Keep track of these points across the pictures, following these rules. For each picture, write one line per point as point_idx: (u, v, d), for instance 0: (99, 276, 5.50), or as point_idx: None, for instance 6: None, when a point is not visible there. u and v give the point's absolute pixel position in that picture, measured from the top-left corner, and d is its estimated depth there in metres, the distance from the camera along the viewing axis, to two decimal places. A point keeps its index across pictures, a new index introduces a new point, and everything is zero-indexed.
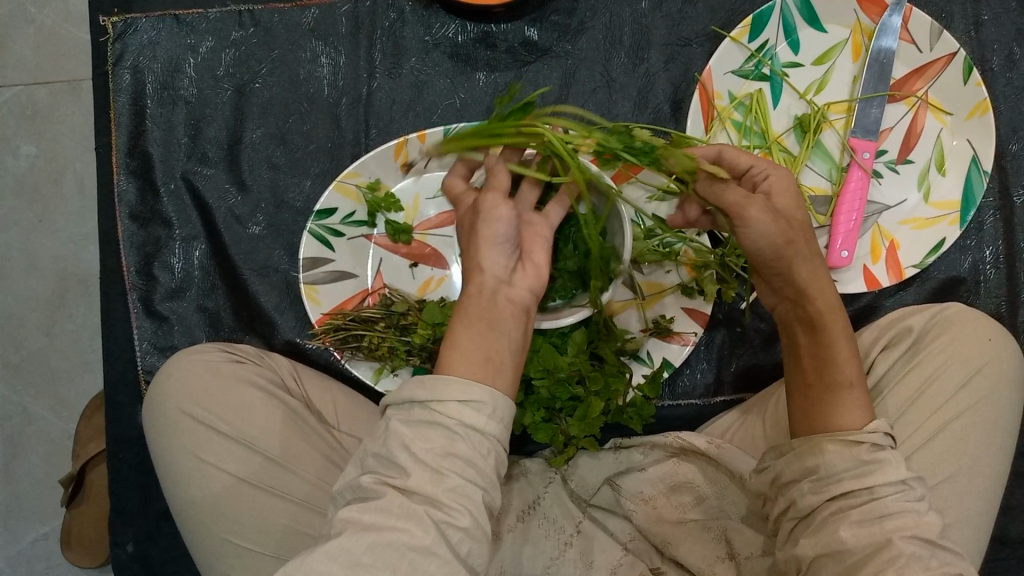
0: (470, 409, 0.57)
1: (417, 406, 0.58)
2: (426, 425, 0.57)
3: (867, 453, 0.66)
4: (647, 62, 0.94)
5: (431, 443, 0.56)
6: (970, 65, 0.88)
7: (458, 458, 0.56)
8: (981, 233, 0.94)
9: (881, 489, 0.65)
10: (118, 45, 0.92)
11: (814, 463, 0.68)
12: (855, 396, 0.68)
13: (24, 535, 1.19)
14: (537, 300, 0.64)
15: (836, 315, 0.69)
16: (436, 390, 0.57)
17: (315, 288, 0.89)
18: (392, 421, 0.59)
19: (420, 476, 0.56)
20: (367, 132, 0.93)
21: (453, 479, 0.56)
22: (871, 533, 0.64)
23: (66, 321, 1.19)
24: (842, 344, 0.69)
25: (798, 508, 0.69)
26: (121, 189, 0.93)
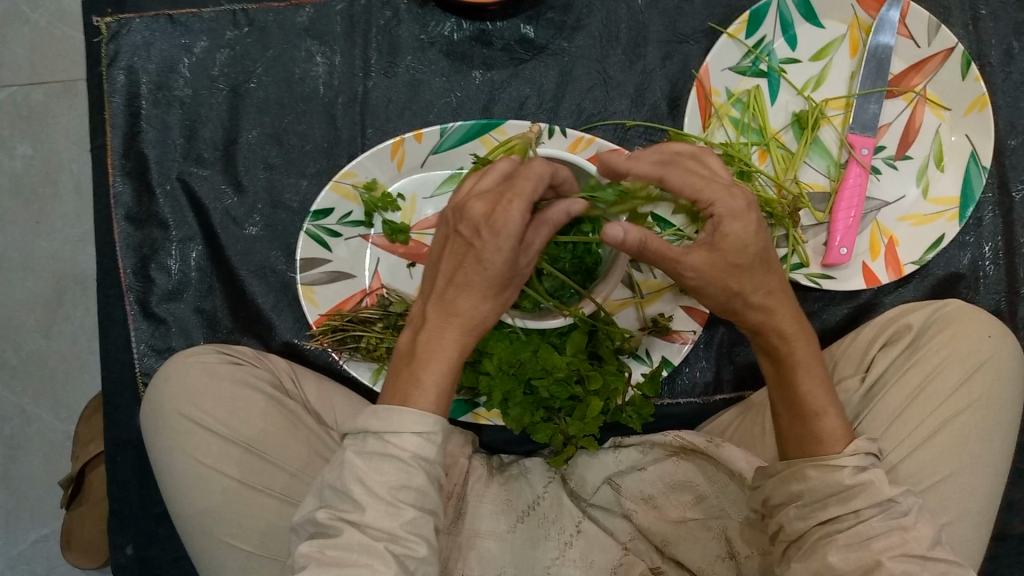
0: (422, 439, 0.60)
1: (371, 437, 0.61)
2: (378, 456, 0.60)
3: (850, 477, 0.66)
4: (644, 59, 0.93)
5: (385, 477, 0.59)
6: (968, 59, 0.87)
7: (412, 489, 0.59)
8: (979, 229, 0.93)
9: (867, 511, 0.65)
10: (112, 46, 0.92)
11: (798, 488, 0.68)
12: (826, 415, 0.68)
13: (24, 536, 1.19)
14: (465, 306, 0.62)
15: (801, 345, 0.69)
16: (389, 421, 0.60)
17: (313, 289, 0.89)
18: (347, 453, 0.61)
19: (375, 512, 0.59)
20: (364, 132, 0.93)
21: (409, 510, 0.59)
22: (861, 557, 0.64)
23: (64, 322, 1.19)
24: (812, 372, 0.69)
25: (787, 530, 0.69)
26: (117, 190, 0.92)
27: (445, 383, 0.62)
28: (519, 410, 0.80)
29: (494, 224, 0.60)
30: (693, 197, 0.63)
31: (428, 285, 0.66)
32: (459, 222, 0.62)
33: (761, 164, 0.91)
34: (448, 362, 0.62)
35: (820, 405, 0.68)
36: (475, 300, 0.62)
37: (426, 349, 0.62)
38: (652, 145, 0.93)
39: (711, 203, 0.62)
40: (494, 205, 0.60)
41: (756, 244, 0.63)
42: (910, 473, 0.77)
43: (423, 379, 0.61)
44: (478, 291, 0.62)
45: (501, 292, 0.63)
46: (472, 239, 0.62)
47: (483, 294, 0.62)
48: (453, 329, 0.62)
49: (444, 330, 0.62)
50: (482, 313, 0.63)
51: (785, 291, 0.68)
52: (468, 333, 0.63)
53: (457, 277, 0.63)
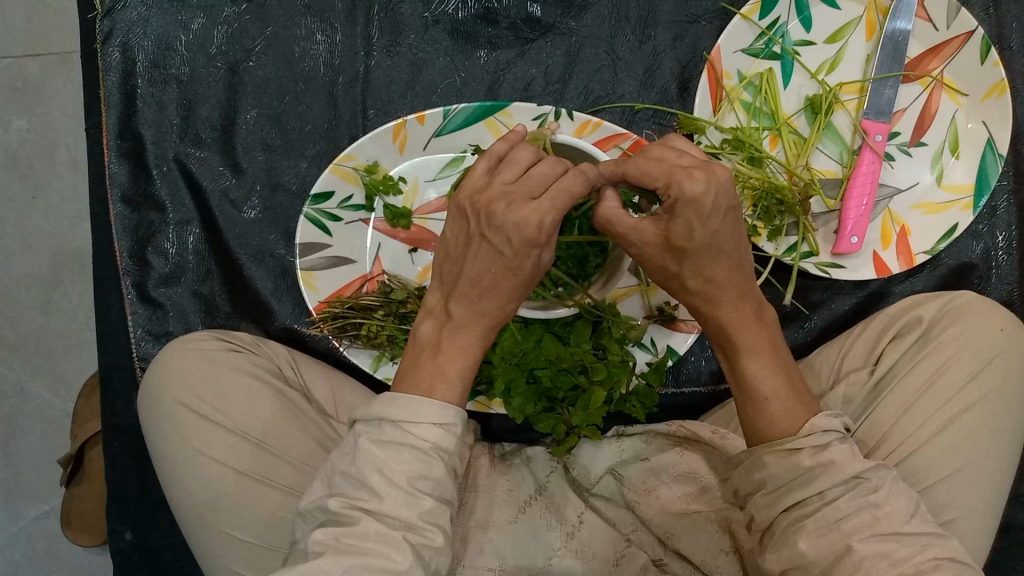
0: (442, 429, 0.60)
1: (388, 424, 0.59)
2: (395, 445, 0.59)
3: (809, 458, 0.63)
4: (654, 40, 0.90)
5: (404, 466, 0.58)
6: (988, 44, 0.84)
7: (430, 479, 0.58)
8: (993, 218, 0.91)
9: (831, 492, 0.62)
10: (107, 22, 0.89)
11: (761, 476, 0.66)
12: (773, 398, 0.66)
13: (23, 513, 1.19)
14: (491, 306, 0.62)
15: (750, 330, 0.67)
16: (410, 411, 0.59)
17: (313, 274, 0.87)
18: (360, 438, 0.60)
19: (393, 500, 0.57)
20: (365, 113, 0.91)
21: (427, 500, 0.58)
22: (831, 541, 0.62)
23: (62, 299, 1.17)
24: (762, 358, 0.66)
25: (758, 521, 0.68)
26: (112, 171, 0.90)
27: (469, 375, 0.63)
28: (521, 399, 0.78)
29: (525, 235, 0.59)
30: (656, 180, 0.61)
31: (449, 276, 0.64)
32: (487, 230, 0.60)
33: (772, 150, 0.89)
34: (471, 357, 0.63)
35: (768, 388, 0.66)
36: (501, 302, 0.62)
37: (451, 346, 0.63)
38: (661, 129, 0.91)
39: (668, 183, 0.60)
40: (524, 214, 0.59)
41: (703, 231, 0.61)
42: (919, 467, 0.76)
43: (448, 371, 0.62)
44: (506, 293, 0.62)
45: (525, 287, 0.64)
46: (500, 247, 0.60)
47: (509, 294, 0.62)
48: (478, 329, 0.63)
49: (469, 328, 0.63)
50: (507, 309, 0.63)
51: (734, 276, 0.65)
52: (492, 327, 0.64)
53: (483, 278, 0.61)
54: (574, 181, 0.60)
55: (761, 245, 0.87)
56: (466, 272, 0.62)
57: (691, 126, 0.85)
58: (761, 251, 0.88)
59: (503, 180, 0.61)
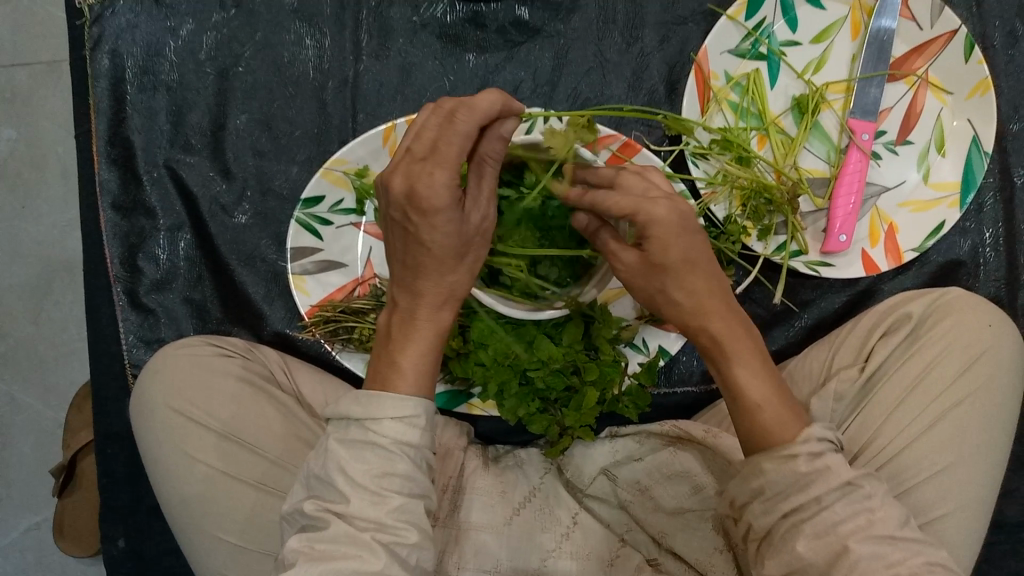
0: (404, 424, 0.59)
1: (354, 423, 0.60)
2: (360, 444, 0.59)
3: (805, 465, 0.62)
4: (642, 42, 0.91)
5: (368, 465, 0.58)
6: (972, 42, 0.85)
7: (396, 476, 0.58)
8: (980, 215, 0.92)
9: (828, 497, 0.62)
10: (96, 29, 0.89)
11: (757, 483, 0.64)
12: (768, 407, 0.64)
13: (16, 524, 1.18)
14: (428, 286, 0.61)
15: (736, 339, 0.66)
16: (369, 407, 0.59)
17: (304, 278, 0.88)
18: (331, 440, 0.61)
19: (359, 501, 0.58)
20: (355, 117, 0.91)
21: (395, 498, 0.58)
22: (826, 542, 0.61)
23: (53, 308, 1.17)
24: (754, 364, 0.65)
25: (755, 528, 0.66)
26: (103, 178, 0.90)
27: (428, 363, 0.62)
28: (513, 401, 0.79)
29: (418, 205, 0.57)
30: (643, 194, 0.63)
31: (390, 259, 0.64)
32: (389, 209, 0.59)
33: (760, 149, 0.89)
34: (427, 340, 0.62)
35: (762, 395, 0.64)
36: (436, 280, 0.61)
37: (401, 334, 0.62)
38: (650, 130, 0.91)
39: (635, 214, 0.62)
40: (412, 183, 0.56)
41: (677, 247, 0.63)
42: (911, 463, 0.77)
43: (402, 363, 0.61)
44: (440, 269, 0.60)
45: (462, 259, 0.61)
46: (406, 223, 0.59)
47: (442, 269, 0.60)
48: (425, 310, 0.62)
49: (417, 313, 0.62)
50: (448, 284, 0.61)
51: (712, 287, 0.66)
52: (441, 306, 0.62)
53: (415, 262, 0.61)
54: (456, 144, 0.55)
55: (751, 244, 0.88)
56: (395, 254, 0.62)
57: (681, 126, 0.84)
58: (750, 251, 0.89)
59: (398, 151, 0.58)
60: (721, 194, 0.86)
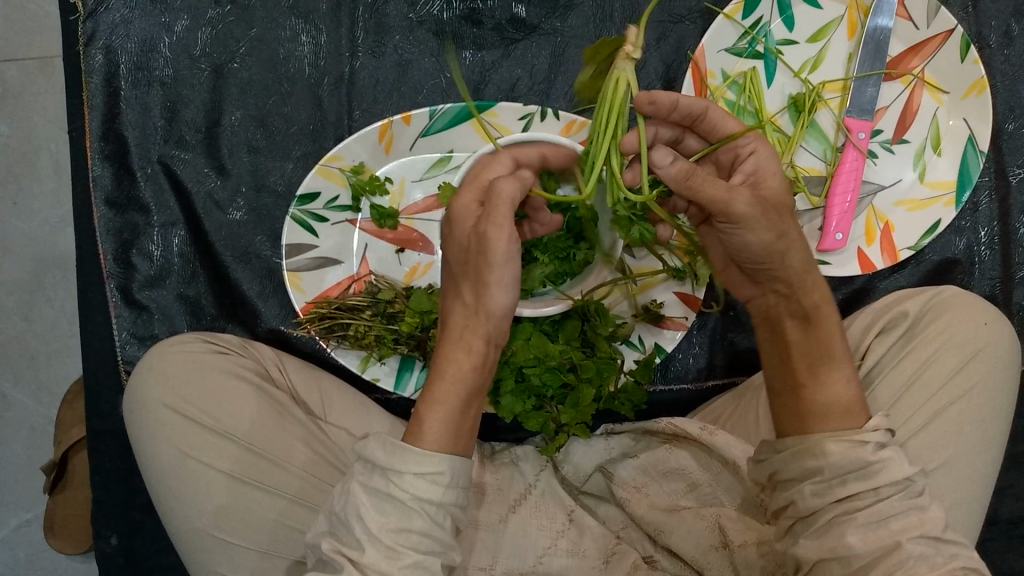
0: (427, 480, 0.57)
1: (377, 471, 0.58)
2: (381, 494, 0.57)
3: (871, 453, 0.62)
4: (638, 40, 0.91)
5: (386, 517, 0.57)
6: (967, 42, 0.85)
7: (413, 532, 0.57)
8: (976, 214, 0.92)
9: (885, 489, 0.62)
10: (90, 24, 0.88)
11: (815, 464, 0.64)
12: (847, 385, 0.66)
13: (7, 522, 1.18)
14: (466, 319, 0.61)
15: (828, 308, 0.67)
16: (393, 455, 0.57)
17: (299, 274, 0.87)
18: (353, 481, 0.59)
19: (374, 553, 0.56)
20: (351, 114, 0.91)
21: (409, 554, 0.56)
22: (880, 537, 0.61)
23: (44, 305, 1.16)
24: (836, 336, 0.67)
25: (799, 508, 0.65)
26: (96, 174, 0.89)
27: (448, 421, 0.59)
28: (511, 398, 0.78)
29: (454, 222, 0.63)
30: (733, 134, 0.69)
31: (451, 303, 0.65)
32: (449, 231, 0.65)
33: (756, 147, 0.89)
34: (461, 385, 0.60)
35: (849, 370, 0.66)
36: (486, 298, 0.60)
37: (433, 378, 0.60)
38: None
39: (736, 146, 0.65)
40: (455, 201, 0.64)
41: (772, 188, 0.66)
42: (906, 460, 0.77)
43: (424, 415, 0.59)
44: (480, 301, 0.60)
45: (480, 280, 0.60)
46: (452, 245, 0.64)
47: (482, 286, 0.60)
48: (461, 353, 0.60)
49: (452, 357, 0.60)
50: (480, 313, 0.60)
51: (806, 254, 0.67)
52: (459, 342, 0.60)
53: (476, 273, 0.60)
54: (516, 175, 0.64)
55: None
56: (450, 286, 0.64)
57: None
58: None
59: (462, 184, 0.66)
60: None
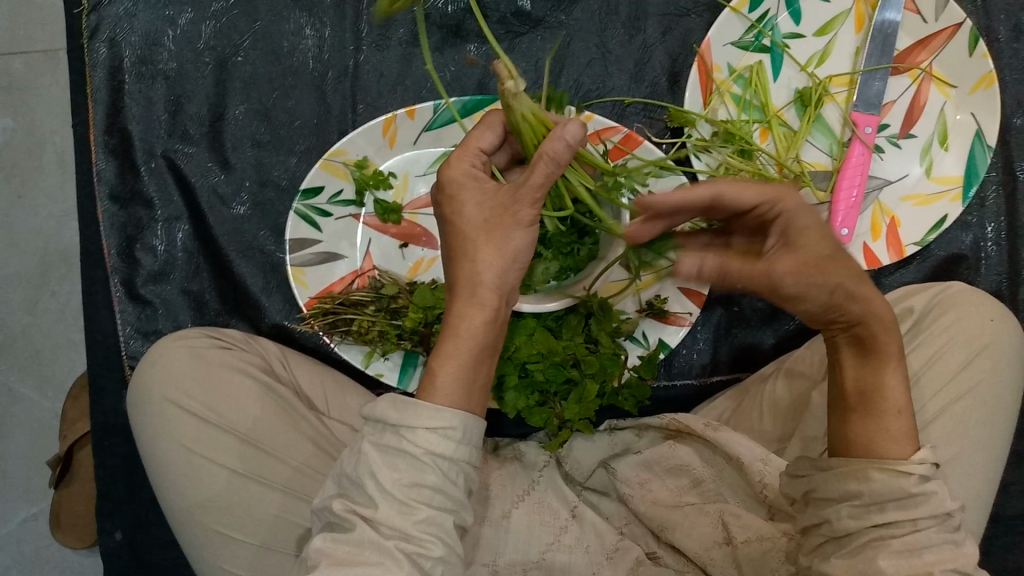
0: (439, 436, 0.57)
1: (388, 430, 0.58)
2: (393, 450, 0.57)
3: (914, 484, 0.62)
4: (643, 33, 0.90)
5: (398, 473, 0.57)
6: (976, 35, 0.85)
7: (425, 488, 0.57)
8: (982, 210, 0.92)
9: (923, 521, 0.62)
10: (93, 18, 0.88)
11: (856, 488, 0.64)
12: (898, 417, 0.65)
13: (13, 515, 1.18)
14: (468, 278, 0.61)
15: (890, 338, 0.66)
16: (404, 414, 0.57)
17: (303, 270, 0.87)
18: (364, 443, 0.59)
19: (387, 508, 0.56)
20: (354, 107, 0.90)
21: (422, 510, 0.57)
22: (913, 565, 0.61)
23: (49, 299, 1.16)
24: (892, 368, 0.66)
25: (832, 527, 0.65)
26: (99, 168, 0.89)
27: (461, 377, 0.59)
28: (514, 393, 0.79)
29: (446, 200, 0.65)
30: (754, 201, 0.59)
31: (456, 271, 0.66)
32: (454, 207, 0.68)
33: (762, 142, 0.89)
34: (470, 339, 0.60)
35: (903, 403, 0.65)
36: (492, 253, 0.61)
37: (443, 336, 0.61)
38: (651, 123, 0.90)
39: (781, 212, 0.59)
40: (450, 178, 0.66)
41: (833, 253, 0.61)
42: None
43: (435, 367, 0.59)
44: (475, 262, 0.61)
45: (492, 235, 0.61)
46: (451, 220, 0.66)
47: (474, 246, 0.61)
48: (473, 311, 0.61)
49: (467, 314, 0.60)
50: (479, 266, 0.61)
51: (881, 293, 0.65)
52: (473, 299, 0.61)
53: (454, 248, 0.63)
54: (480, 136, 0.66)
55: None
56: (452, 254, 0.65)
57: (681, 118, 0.85)
58: None
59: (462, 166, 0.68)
60: None
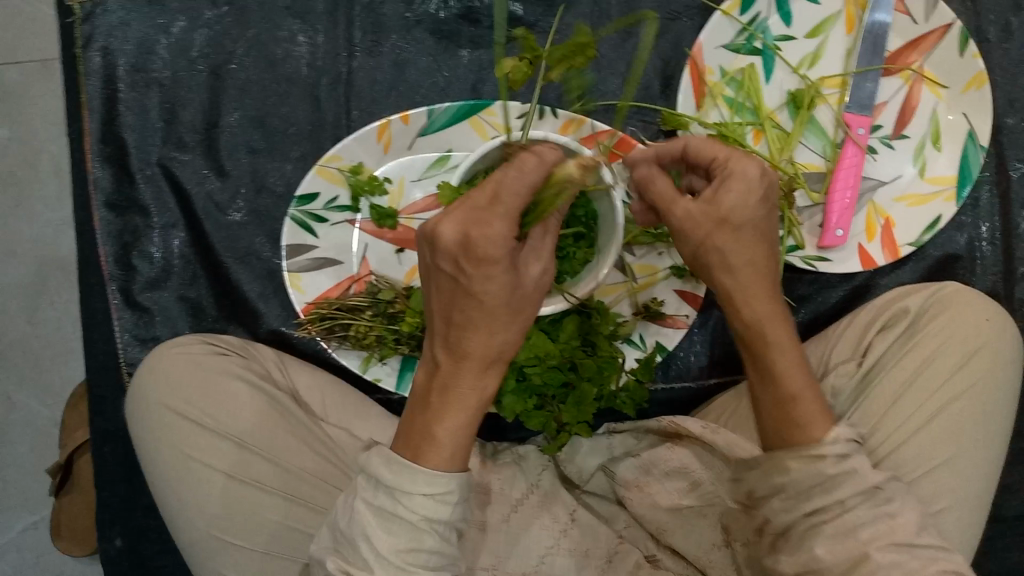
0: (435, 501, 0.58)
1: (383, 490, 0.59)
2: (388, 513, 0.58)
3: (833, 466, 0.63)
4: (636, 37, 0.91)
5: (394, 537, 0.58)
6: (966, 36, 0.85)
7: (422, 551, 0.58)
8: (977, 209, 0.92)
9: (851, 500, 0.62)
10: (87, 27, 0.89)
11: (781, 480, 0.65)
12: (805, 400, 0.65)
13: (13, 524, 1.18)
14: (482, 354, 0.59)
15: (777, 323, 0.65)
16: (401, 478, 0.58)
17: (299, 275, 0.87)
18: (359, 499, 0.60)
19: (384, 573, 0.58)
20: (349, 114, 0.91)
21: (420, 572, 0.58)
22: (848, 547, 0.62)
23: (47, 308, 1.16)
24: (787, 353, 0.65)
25: (773, 524, 0.67)
26: (96, 176, 0.90)
27: (465, 450, 0.60)
28: (513, 397, 0.78)
29: (470, 256, 0.56)
30: (713, 156, 0.65)
31: (436, 318, 0.60)
32: (437, 256, 0.58)
33: (756, 145, 0.89)
34: (472, 412, 0.60)
35: (797, 389, 0.65)
36: (512, 330, 0.59)
37: (439, 404, 0.60)
38: (645, 126, 0.91)
39: (729, 160, 0.64)
40: (468, 230, 0.55)
41: (752, 213, 0.63)
42: (909, 458, 0.77)
43: (438, 434, 0.59)
44: (495, 339, 0.59)
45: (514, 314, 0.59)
46: (451, 272, 0.58)
47: (495, 324, 0.58)
48: (478, 382, 0.60)
49: (469, 385, 0.59)
50: (498, 344, 0.59)
51: (765, 267, 0.65)
52: (484, 372, 0.60)
53: (468, 318, 0.58)
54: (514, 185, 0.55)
55: None
56: (445, 307, 0.59)
57: (675, 122, 0.86)
58: None
59: (472, 203, 0.56)
60: None
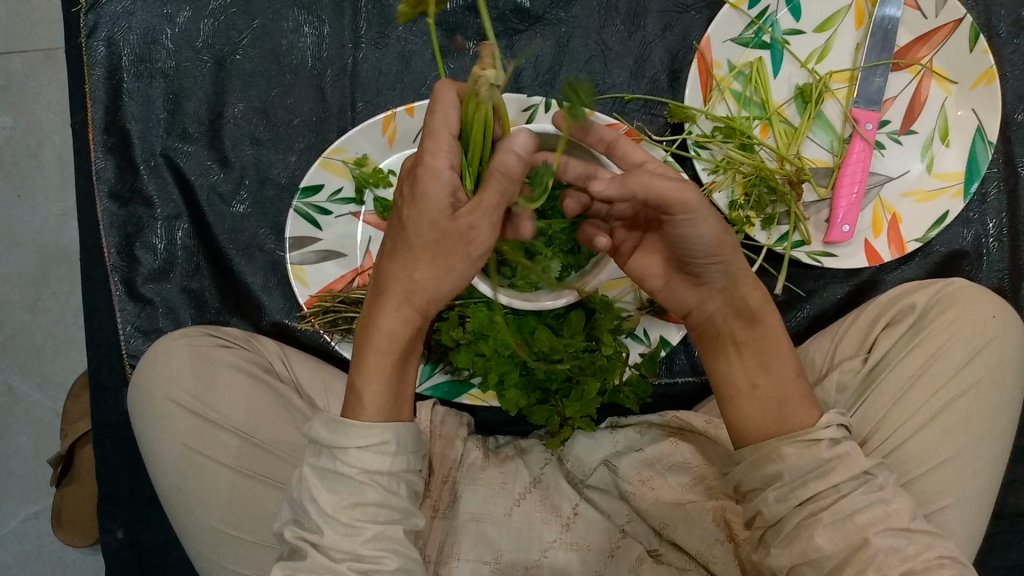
0: (372, 453, 0.61)
1: (325, 450, 0.62)
2: (331, 474, 0.61)
3: (826, 451, 0.66)
4: (643, 30, 0.90)
5: (338, 496, 0.61)
6: (976, 32, 0.84)
7: (368, 506, 0.61)
8: (983, 206, 0.92)
9: (845, 485, 0.65)
10: (91, 16, 0.88)
11: (776, 468, 0.67)
12: (792, 387, 0.70)
13: (14, 513, 1.18)
14: (407, 290, 0.63)
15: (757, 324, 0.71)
16: (338, 437, 0.61)
17: (303, 268, 0.87)
18: (305, 467, 0.63)
19: (332, 533, 0.60)
20: (354, 106, 0.90)
21: (368, 528, 0.61)
22: (848, 534, 0.63)
23: (49, 298, 1.16)
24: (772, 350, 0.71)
25: (766, 516, 0.68)
26: (99, 166, 0.89)
27: (385, 394, 0.63)
28: (515, 391, 0.78)
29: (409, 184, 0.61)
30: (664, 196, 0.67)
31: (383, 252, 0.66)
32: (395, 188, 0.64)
33: (762, 138, 0.88)
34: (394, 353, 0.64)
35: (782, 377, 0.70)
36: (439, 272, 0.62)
37: (364, 346, 0.64)
38: (652, 120, 0.90)
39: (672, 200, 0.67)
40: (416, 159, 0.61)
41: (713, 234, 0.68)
42: (913, 455, 0.76)
43: (360, 382, 0.63)
44: (417, 277, 0.62)
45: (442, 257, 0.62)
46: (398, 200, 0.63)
47: (423, 261, 0.62)
48: (400, 321, 0.63)
49: (393, 323, 0.63)
50: (417, 281, 0.62)
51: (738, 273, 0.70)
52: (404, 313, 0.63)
53: (399, 251, 0.63)
54: (445, 118, 0.60)
55: (753, 233, 0.87)
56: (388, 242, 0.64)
57: (682, 115, 0.85)
58: (753, 241, 0.88)
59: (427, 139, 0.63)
60: (725, 181, 0.86)
